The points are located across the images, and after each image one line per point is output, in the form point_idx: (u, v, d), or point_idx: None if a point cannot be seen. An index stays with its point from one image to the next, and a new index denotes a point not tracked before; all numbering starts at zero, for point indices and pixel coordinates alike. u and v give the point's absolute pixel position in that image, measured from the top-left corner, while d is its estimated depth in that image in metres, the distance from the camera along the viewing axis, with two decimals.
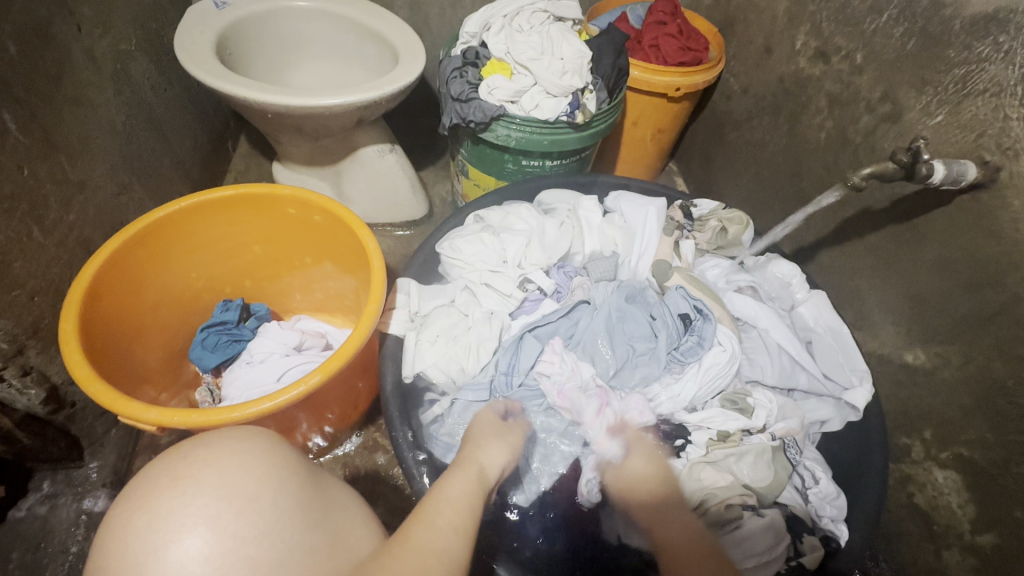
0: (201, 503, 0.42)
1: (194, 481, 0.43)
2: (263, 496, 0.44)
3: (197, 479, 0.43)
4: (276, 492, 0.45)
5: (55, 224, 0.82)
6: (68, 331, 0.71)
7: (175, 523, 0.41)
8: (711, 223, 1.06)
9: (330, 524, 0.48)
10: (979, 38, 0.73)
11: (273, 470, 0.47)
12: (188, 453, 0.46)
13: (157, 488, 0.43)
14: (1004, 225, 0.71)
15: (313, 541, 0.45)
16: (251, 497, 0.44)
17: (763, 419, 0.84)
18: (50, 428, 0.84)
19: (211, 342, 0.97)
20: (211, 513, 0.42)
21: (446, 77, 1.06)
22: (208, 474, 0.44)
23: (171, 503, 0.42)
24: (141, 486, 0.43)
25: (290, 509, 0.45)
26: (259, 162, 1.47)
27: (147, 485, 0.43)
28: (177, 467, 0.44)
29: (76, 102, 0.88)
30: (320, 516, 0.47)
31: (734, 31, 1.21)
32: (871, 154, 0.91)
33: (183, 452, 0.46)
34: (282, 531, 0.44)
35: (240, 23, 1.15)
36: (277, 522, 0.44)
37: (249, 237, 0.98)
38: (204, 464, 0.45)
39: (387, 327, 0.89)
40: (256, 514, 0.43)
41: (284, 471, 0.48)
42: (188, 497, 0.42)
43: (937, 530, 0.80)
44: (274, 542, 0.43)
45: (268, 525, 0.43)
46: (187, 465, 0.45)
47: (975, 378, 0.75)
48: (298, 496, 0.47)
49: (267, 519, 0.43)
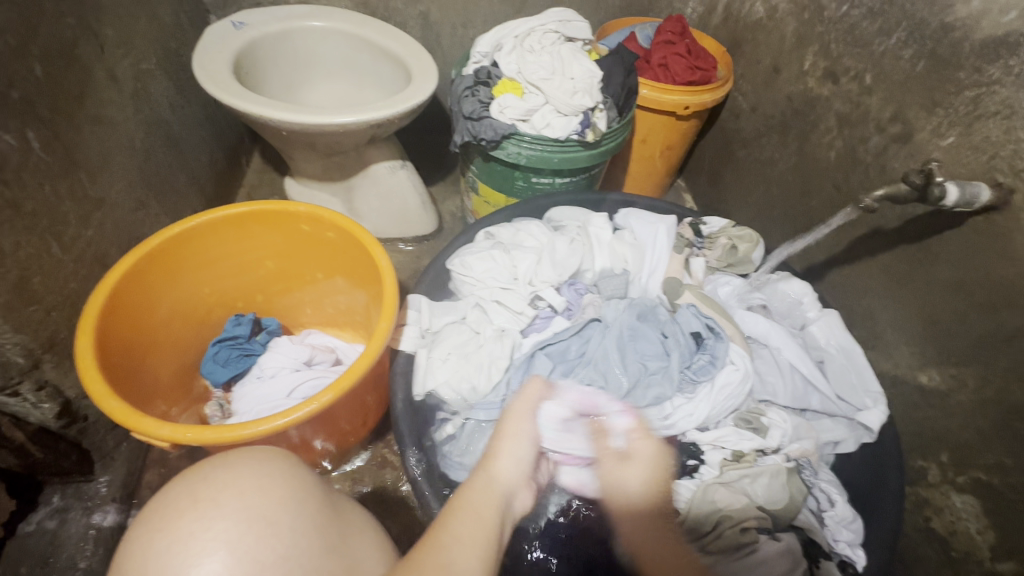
0: (220, 527, 0.42)
1: (214, 505, 0.43)
2: (282, 520, 0.44)
3: (216, 503, 0.44)
4: (294, 515, 0.45)
5: (73, 240, 0.83)
6: (84, 346, 0.72)
7: (195, 548, 0.41)
8: (721, 241, 1.05)
9: (347, 549, 0.47)
10: (990, 61, 0.73)
11: (291, 492, 0.47)
12: (208, 475, 0.46)
13: (177, 511, 0.43)
14: (1019, 246, 0.70)
15: (328, 565, 0.44)
16: (269, 520, 0.44)
17: (778, 440, 0.83)
18: (63, 441, 0.84)
19: (222, 357, 0.98)
20: (231, 538, 0.42)
21: (458, 96, 1.08)
22: (228, 497, 0.44)
23: (191, 526, 0.42)
24: (161, 509, 0.44)
25: (309, 532, 0.45)
26: (271, 177, 1.49)
27: (168, 508, 0.43)
28: (198, 489, 0.45)
29: (97, 120, 0.90)
30: (336, 542, 0.47)
31: (743, 51, 1.22)
32: (882, 174, 0.91)
33: (203, 473, 0.46)
34: (301, 555, 0.43)
35: (257, 42, 1.17)
36: (296, 546, 0.44)
37: (262, 252, 0.99)
38: (222, 487, 0.45)
39: (399, 344, 0.90)
40: (275, 538, 0.43)
41: (302, 494, 0.48)
42: (208, 520, 0.42)
43: (955, 556, 0.78)
44: (293, 566, 0.43)
45: (285, 550, 0.43)
46: (207, 487, 0.45)
47: (992, 401, 0.74)
48: (315, 519, 0.47)
49: (285, 543, 0.43)
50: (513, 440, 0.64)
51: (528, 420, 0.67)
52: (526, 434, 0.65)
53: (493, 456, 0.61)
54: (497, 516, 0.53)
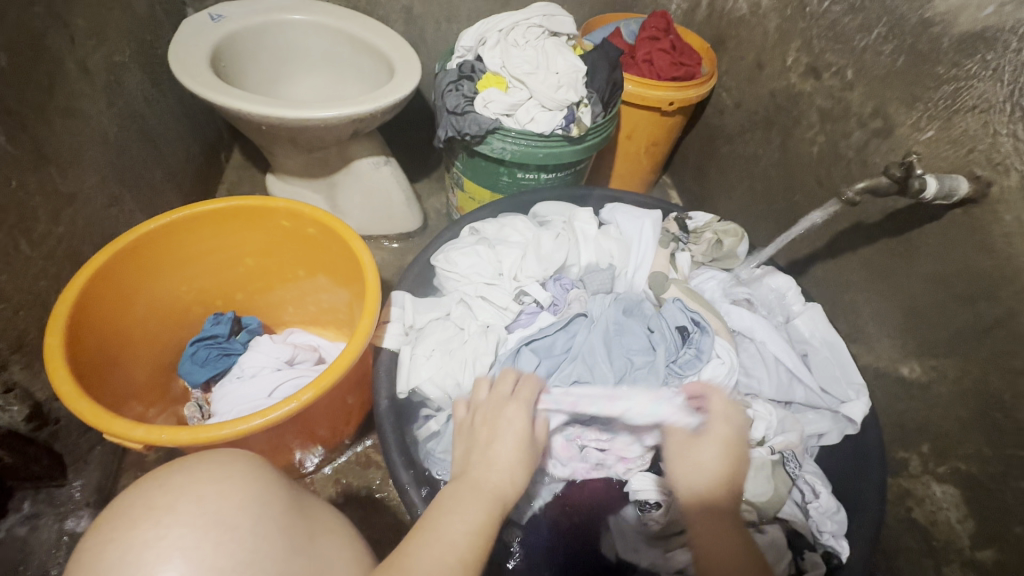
0: (175, 535, 0.40)
1: (169, 512, 0.41)
2: (244, 525, 0.43)
3: (172, 509, 0.41)
4: (258, 519, 0.44)
5: (43, 237, 0.80)
6: (53, 345, 0.69)
7: (149, 556, 0.39)
8: (707, 236, 1.06)
9: (313, 551, 0.46)
10: (968, 55, 0.74)
11: (253, 495, 0.45)
12: (163, 480, 0.44)
13: (130, 520, 0.41)
14: (996, 239, 0.71)
15: (293, 567, 0.44)
16: (230, 524, 0.42)
17: (762, 432, 0.84)
18: (32, 446, 0.81)
19: (200, 357, 0.96)
20: (188, 545, 0.40)
21: (442, 91, 1.06)
22: (185, 503, 0.42)
23: (145, 535, 0.40)
24: (112, 517, 0.41)
25: (273, 536, 0.44)
26: (252, 173, 1.46)
27: (120, 517, 0.41)
28: (151, 497, 0.42)
29: (68, 113, 0.88)
30: (302, 543, 0.46)
31: (726, 47, 1.23)
32: (863, 168, 0.92)
33: (158, 479, 0.44)
34: (264, 560, 0.42)
35: (235, 35, 1.14)
36: (259, 551, 0.43)
37: (242, 249, 0.97)
38: (178, 493, 0.43)
39: (381, 341, 0.88)
40: (236, 544, 0.42)
41: (265, 496, 0.46)
42: (162, 528, 0.40)
43: (936, 545, 0.79)
44: (257, 571, 0.42)
45: (246, 557, 0.42)
46: (162, 494, 0.43)
47: (971, 392, 0.75)
48: (279, 521, 0.46)
49: (247, 549, 0.42)
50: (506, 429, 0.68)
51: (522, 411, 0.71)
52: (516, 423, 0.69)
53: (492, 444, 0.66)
54: (484, 515, 0.57)
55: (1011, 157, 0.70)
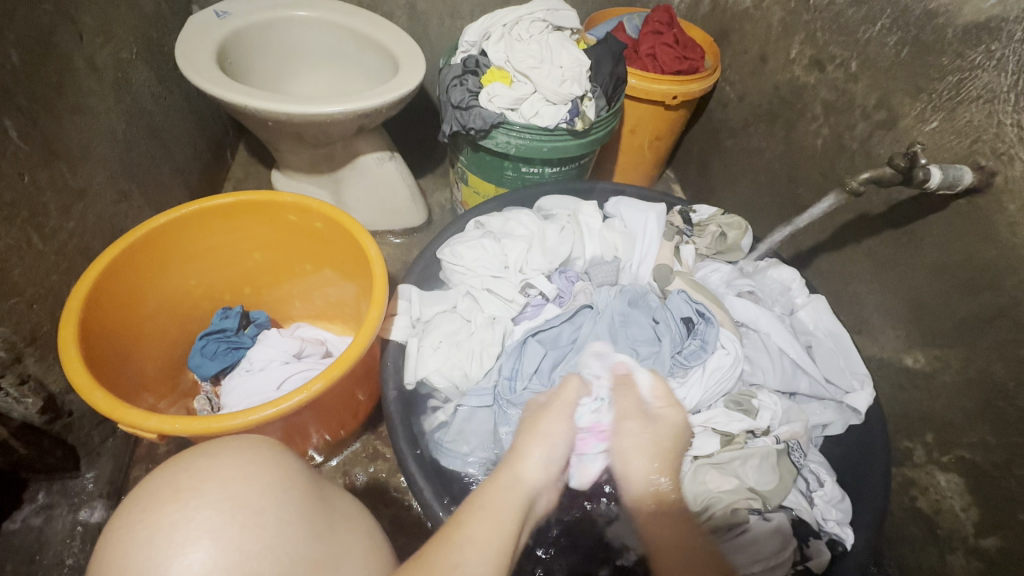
0: (203, 517, 0.41)
1: (197, 494, 0.42)
2: (269, 509, 0.44)
3: (199, 492, 0.43)
4: (281, 503, 0.45)
5: (54, 232, 0.81)
6: (68, 338, 0.70)
7: (177, 538, 0.40)
8: (711, 229, 1.06)
9: (334, 537, 0.47)
10: (972, 46, 0.74)
11: (277, 480, 0.46)
12: (190, 465, 0.45)
13: (158, 502, 0.42)
14: (1001, 229, 0.72)
15: (315, 552, 0.44)
16: (255, 509, 0.43)
17: (768, 421, 0.84)
18: (46, 437, 0.82)
19: (210, 350, 0.97)
20: (215, 527, 0.41)
21: (447, 86, 1.07)
22: (211, 486, 0.43)
23: (173, 516, 0.41)
24: (142, 498, 0.43)
25: (297, 520, 0.45)
26: (258, 170, 1.47)
27: (149, 498, 0.42)
28: (179, 479, 0.43)
29: (77, 109, 0.89)
30: (324, 528, 0.47)
31: (729, 41, 1.23)
32: (867, 160, 0.92)
33: (186, 462, 0.45)
34: (287, 544, 0.43)
35: (240, 32, 1.15)
36: (283, 535, 0.43)
37: (250, 244, 0.98)
38: (205, 476, 0.44)
39: (389, 333, 0.89)
40: (260, 528, 0.42)
41: (289, 481, 0.47)
42: (190, 510, 0.41)
43: (940, 533, 0.80)
44: (280, 555, 0.42)
45: (270, 540, 0.42)
46: (189, 477, 0.44)
47: (975, 381, 0.76)
48: (303, 506, 0.46)
49: (271, 533, 0.43)
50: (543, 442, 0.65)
51: (559, 423, 0.70)
52: (557, 441, 0.67)
53: (519, 458, 0.63)
54: (514, 523, 0.53)
55: (1015, 147, 0.70)
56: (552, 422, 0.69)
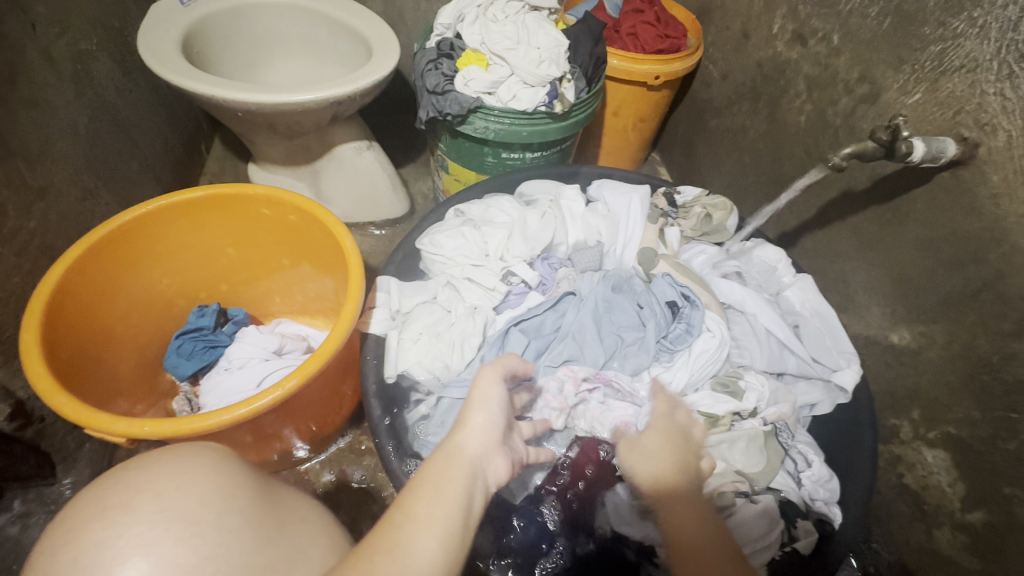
0: (133, 533, 0.38)
1: (127, 509, 0.39)
2: (207, 519, 0.41)
3: (129, 507, 0.40)
4: (222, 512, 0.42)
5: (14, 232, 0.78)
6: (28, 343, 0.68)
7: (105, 557, 0.37)
8: (696, 210, 1.05)
9: (286, 543, 0.44)
10: (953, 14, 0.72)
11: (217, 489, 0.43)
12: (120, 478, 0.42)
13: (84, 520, 0.39)
14: (984, 201, 0.71)
15: (265, 559, 0.42)
16: (192, 519, 0.40)
17: (754, 403, 0.84)
18: (19, 445, 0.79)
19: (186, 350, 0.94)
20: (147, 542, 0.38)
21: (421, 70, 1.04)
22: (144, 499, 0.40)
23: (101, 534, 0.38)
24: (69, 517, 0.40)
25: (241, 528, 0.42)
26: (234, 163, 1.43)
27: (76, 518, 0.39)
28: (107, 495, 0.40)
29: (32, 104, 0.85)
30: (273, 534, 0.44)
31: (712, 18, 1.21)
32: (851, 135, 0.90)
33: (115, 477, 0.42)
34: (231, 553, 0.40)
35: (206, 20, 1.11)
36: (225, 544, 0.40)
37: (223, 239, 0.95)
38: (136, 490, 0.41)
39: (367, 327, 0.87)
40: (200, 539, 0.40)
41: (231, 488, 0.44)
42: (119, 526, 0.38)
43: (928, 509, 0.80)
44: (224, 565, 0.40)
45: (212, 550, 0.40)
46: (119, 491, 0.40)
47: (960, 356, 0.75)
48: (246, 513, 0.43)
49: (212, 543, 0.40)
50: (484, 407, 0.56)
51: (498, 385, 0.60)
52: (495, 401, 0.58)
53: (459, 426, 0.54)
54: (461, 495, 0.47)
55: (998, 117, 0.69)
56: (490, 382, 0.59)
